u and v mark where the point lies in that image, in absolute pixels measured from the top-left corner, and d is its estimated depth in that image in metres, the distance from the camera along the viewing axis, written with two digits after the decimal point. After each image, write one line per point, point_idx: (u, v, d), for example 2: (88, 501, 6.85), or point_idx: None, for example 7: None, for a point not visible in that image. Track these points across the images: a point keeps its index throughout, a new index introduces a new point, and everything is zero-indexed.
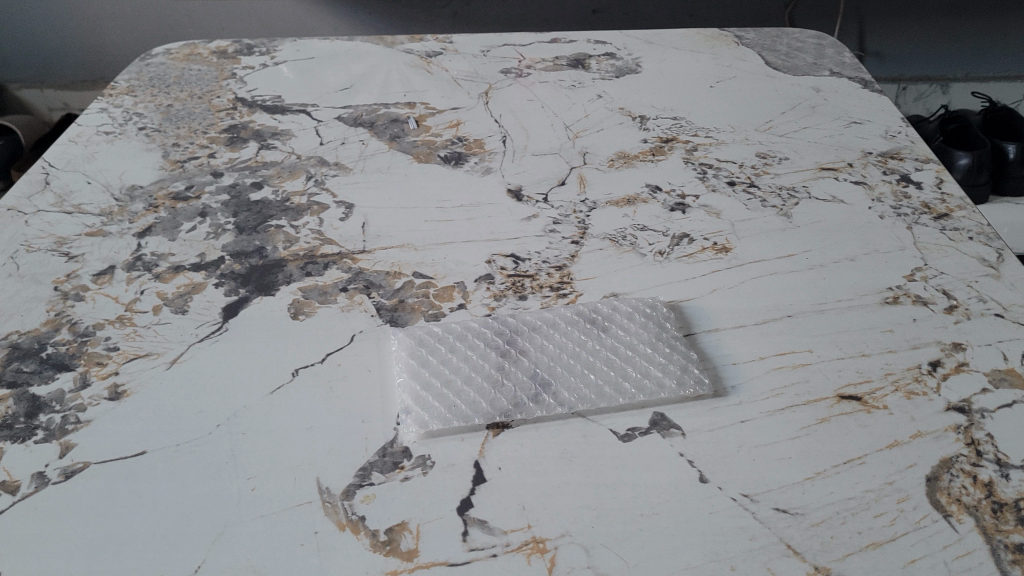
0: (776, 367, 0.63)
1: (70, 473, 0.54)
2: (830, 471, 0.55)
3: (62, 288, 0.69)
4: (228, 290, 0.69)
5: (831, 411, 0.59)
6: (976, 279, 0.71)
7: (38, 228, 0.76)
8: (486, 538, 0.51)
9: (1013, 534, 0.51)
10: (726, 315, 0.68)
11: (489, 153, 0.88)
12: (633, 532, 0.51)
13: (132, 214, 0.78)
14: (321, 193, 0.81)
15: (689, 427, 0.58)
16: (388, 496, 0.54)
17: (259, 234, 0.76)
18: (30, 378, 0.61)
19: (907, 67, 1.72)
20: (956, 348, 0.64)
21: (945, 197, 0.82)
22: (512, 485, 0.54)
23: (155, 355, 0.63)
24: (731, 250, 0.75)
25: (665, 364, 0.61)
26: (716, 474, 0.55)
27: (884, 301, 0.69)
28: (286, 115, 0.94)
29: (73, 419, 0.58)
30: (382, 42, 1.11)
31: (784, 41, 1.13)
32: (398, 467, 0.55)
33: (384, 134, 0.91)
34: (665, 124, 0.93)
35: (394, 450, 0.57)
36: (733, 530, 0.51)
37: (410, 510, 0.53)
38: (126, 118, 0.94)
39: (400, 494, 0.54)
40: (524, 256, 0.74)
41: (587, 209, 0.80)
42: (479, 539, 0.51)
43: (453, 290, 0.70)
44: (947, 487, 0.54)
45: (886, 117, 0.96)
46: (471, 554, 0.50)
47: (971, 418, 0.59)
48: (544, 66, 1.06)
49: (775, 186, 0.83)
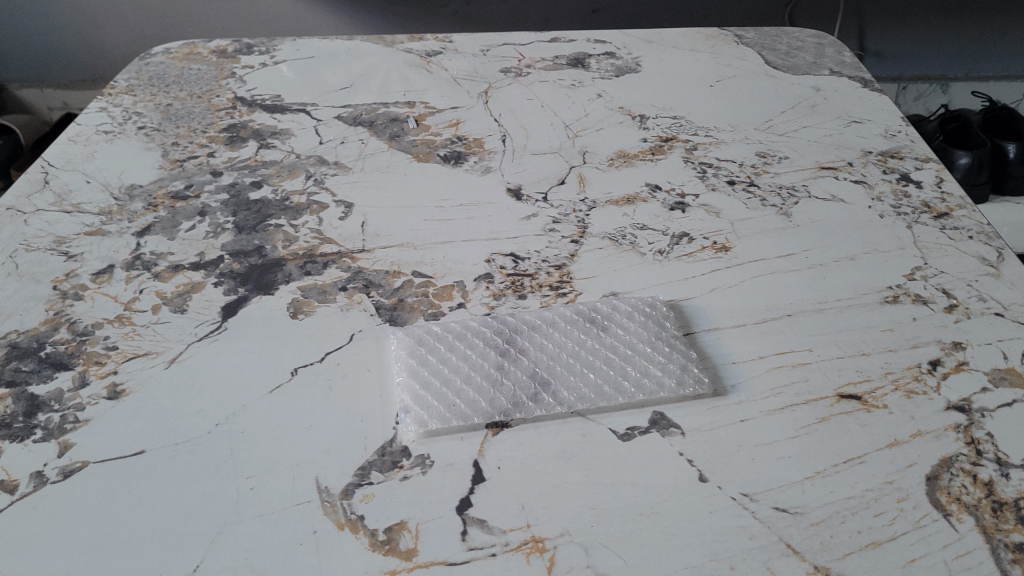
0: (776, 366, 0.63)
1: (69, 473, 0.54)
2: (830, 471, 0.55)
3: (61, 288, 0.69)
4: (227, 289, 0.69)
5: (831, 410, 0.59)
6: (976, 278, 0.71)
7: (37, 227, 0.76)
8: (485, 538, 0.51)
9: (1013, 533, 0.51)
10: (726, 315, 0.67)
11: (489, 153, 0.88)
12: (633, 532, 0.51)
13: (131, 213, 0.78)
14: (321, 192, 0.81)
15: (689, 426, 0.58)
16: (388, 495, 0.53)
17: (258, 233, 0.76)
18: (28, 377, 0.61)
19: (907, 66, 1.72)
20: (956, 347, 0.64)
21: (945, 196, 0.82)
22: (511, 484, 0.54)
23: (153, 355, 0.63)
24: (731, 249, 0.74)
25: (665, 363, 0.61)
26: (716, 474, 0.55)
27: (884, 301, 0.69)
28: (285, 114, 0.94)
29: (71, 418, 0.58)
30: (381, 41, 1.10)
31: (784, 40, 1.12)
32: (398, 467, 0.55)
33: (383, 133, 0.91)
34: (665, 124, 0.93)
35: (394, 450, 0.57)
36: (732, 530, 0.51)
37: (409, 510, 0.52)
38: (125, 118, 0.94)
39: (400, 494, 0.54)
40: (523, 255, 0.73)
41: (587, 209, 0.80)
42: (478, 539, 0.51)
43: (452, 290, 0.69)
44: (947, 487, 0.54)
45: (886, 117, 0.96)
46: (470, 554, 0.50)
47: (971, 417, 0.59)
48: (544, 66, 1.06)
49: (775, 186, 0.83)
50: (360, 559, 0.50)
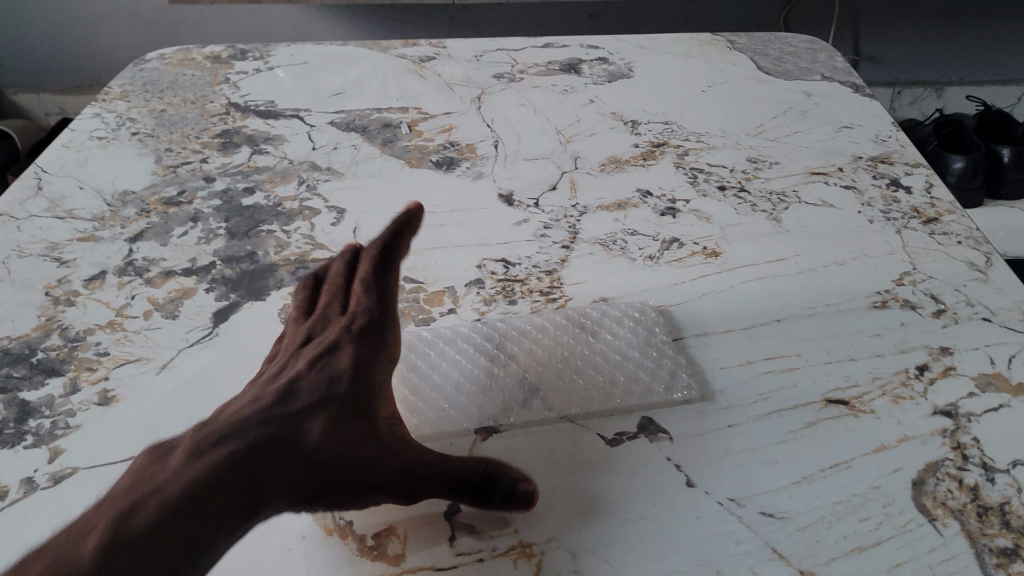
0: (765, 371, 0.63)
1: (59, 478, 0.54)
2: (817, 475, 0.55)
3: (53, 293, 0.69)
4: (219, 295, 0.69)
5: (818, 415, 0.59)
6: (964, 284, 0.71)
7: (30, 233, 0.76)
8: (409, 473, 0.49)
9: (998, 538, 0.51)
10: (715, 320, 0.68)
11: (481, 158, 0.88)
12: (620, 536, 0.51)
13: (124, 219, 0.79)
14: (313, 198, 0.81)
15: (677, 432, 0.58)
16: (315, 403, 0.50)
17: (251, 238, 0.76)
18: (19, 383, 0.61)
19: (902, 71, 1.73)
20: (943, 352, 0.65)
21: (934, 202, 0.82)
22: (481, 485, 0.50)
23: (145, 360, 0.63)
24: (721, 255, 0.75)
25: (653, 369, 0.62)
26: (703, 479, 0.55)
27: (873, 305, 0.69)
28: (279, 120, 0.95)
29: (62, 424, 0.58)
30: (376, 47, 1.11)
31: (776, 45, 1.13)
32: (332, 372, 0.53)
33: (377, 139, 0.91)
34: (656, 129, 0.94)
35: (330, 355, 0.54)
36: (719, 534, 0.52)
37: (335, 425, 0.49)
38: (119, 123, 0.94)
39: (326, 402, 0.50)
40: (514, 260, 0.74)
41: (578, 214, 0.80)
42: (409, 472, 0.49)
43: (443, 295, 0.70)
44: (933, 492, 0.54)
45: (877, 122, 0.96)
46: (385, 489, 0.49)
47: (958, 422, 0.59)
48: (538, 71, 1.06)
49: (765, 191, 0.84)
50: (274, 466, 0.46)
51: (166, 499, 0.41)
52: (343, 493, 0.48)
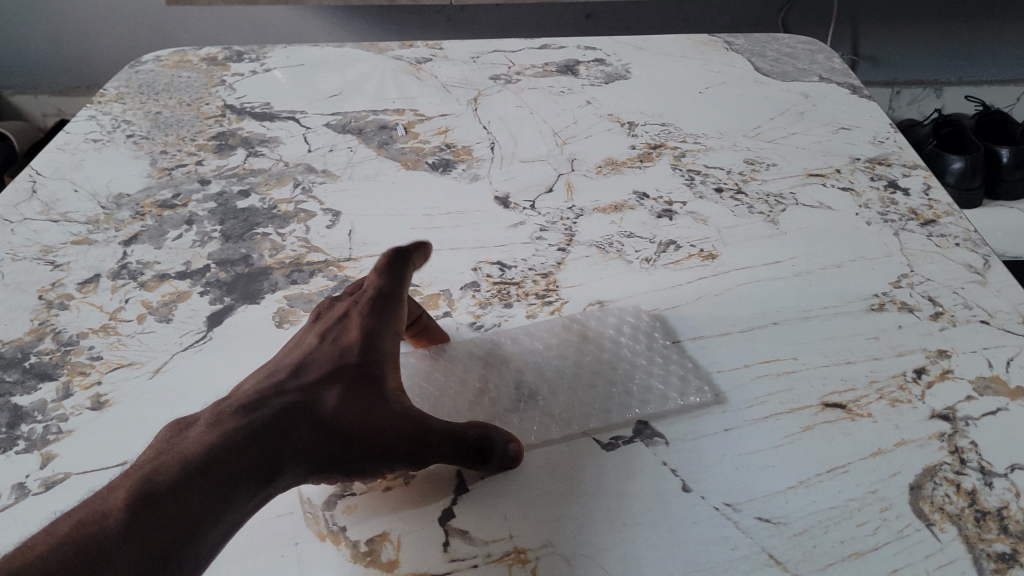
0: (762, 375, 0.63)
1: (50, 484, 0.54)
2: (814, 480, 0.55)
3: (47, 297, 0.69)
4: (213, 298, 0.69)
5: (815, 419, 0.59)
6: (961, 286, 0.71)
7: (24, 237, 0.76)
8: (420, 440, 0.52)
9: (996, 543, 0.51)
10: (711, 323, 0.67)
11: (477, 160, 0.88)
12: (615, 542, 0.51)
13: (118, 222, 0.78)
14: (308, 201, 0.81)
15: (673, 436, 0.58)
16: (327, 376, 0.52)
17: (245, 241, 0.76)
18: (11, 388, 0.61)
19: (901, 71, 1.73)
20: (941, 355, 0.64)
21: (932, 203, 0.82)
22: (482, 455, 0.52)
23: (138, 364, 0.63)
24: (717, 257, 0.74)
25: (649, 374, 0.62)
26: (699, 483, 0.55)
27: (870, 308, 0.69)
28: (274, 122, 0.94)
29: (54, 429, 0.58)
30: (373, 49, 1.11)
31: (774, 46, 1.13)
32: (343, 345, 0.54)
33: (372, 141, 0.91)
34: (653, 131, 0.93)
35: (341, 326, 0.56)
36: (715, 540, 0.51)
37: (347, 395, 0.51)
38: (115, 126, 0.94)
39: (339, 372, 0.53)
40: (510, 263, 0.73)
41: (575, 216, 0.80)
42: (420, 440, 0.51)
43: (438, 298, 0.69)
44: (931, 496, 0.54)
45: (875, 123, 0.96)
46: (398, 457, 0.51)
47: (955, 426, 0.58)
48: (535, 72, 1.06)
49: (762, 193, 0.83)
50: (289, 434, 0.49)
51: (188, 461, 0.45)
52: (355, 463, 0.51)
